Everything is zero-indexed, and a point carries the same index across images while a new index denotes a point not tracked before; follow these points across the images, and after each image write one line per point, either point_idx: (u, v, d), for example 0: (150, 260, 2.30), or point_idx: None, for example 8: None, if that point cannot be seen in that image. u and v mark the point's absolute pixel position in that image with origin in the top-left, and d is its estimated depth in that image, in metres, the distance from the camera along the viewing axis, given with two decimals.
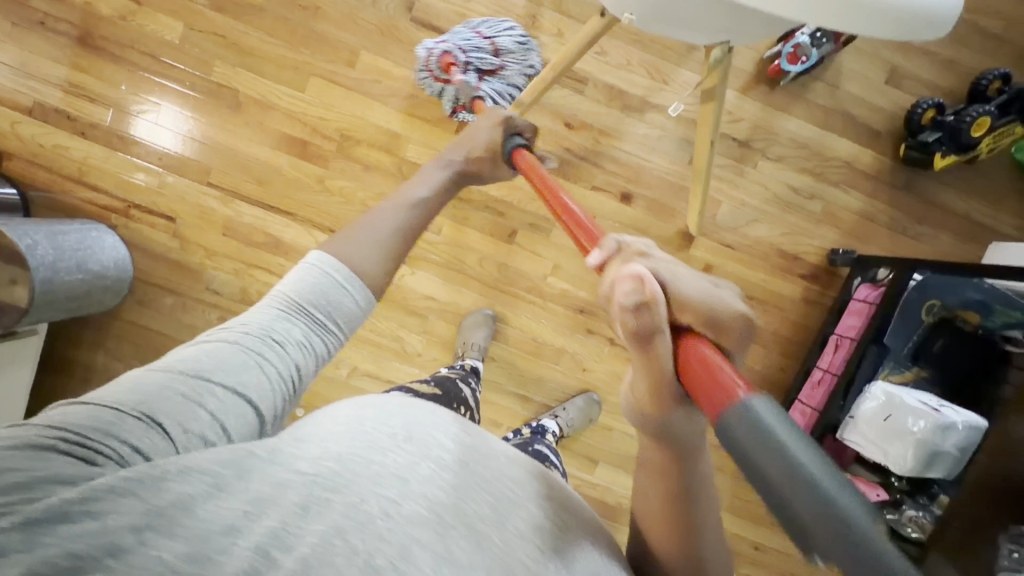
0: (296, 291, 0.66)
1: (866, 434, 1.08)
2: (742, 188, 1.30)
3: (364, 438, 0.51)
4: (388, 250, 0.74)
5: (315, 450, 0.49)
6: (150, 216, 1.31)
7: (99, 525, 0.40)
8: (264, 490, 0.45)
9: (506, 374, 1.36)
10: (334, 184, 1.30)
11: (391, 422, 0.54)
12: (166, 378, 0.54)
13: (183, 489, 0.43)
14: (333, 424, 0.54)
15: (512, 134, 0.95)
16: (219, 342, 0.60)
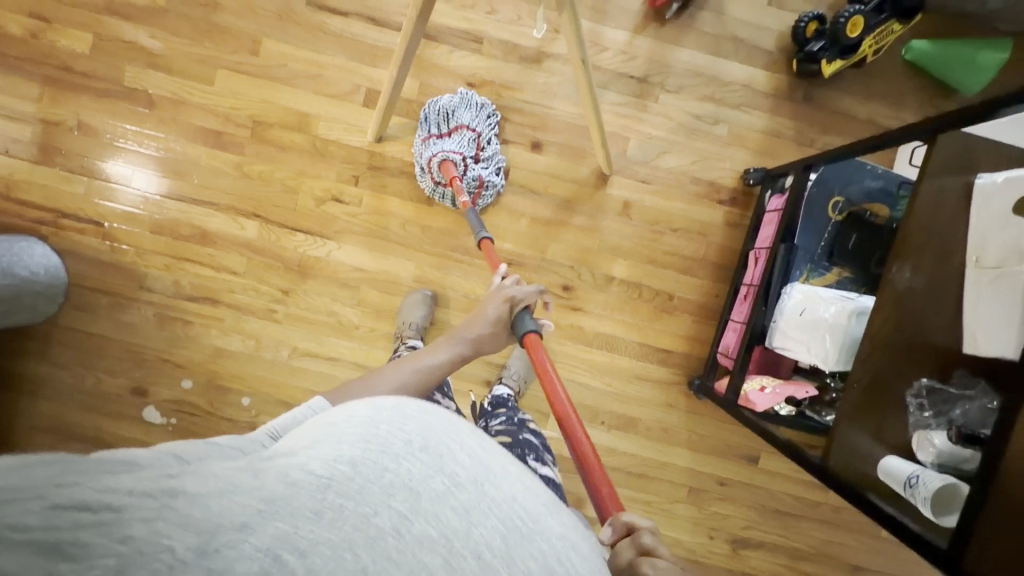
0: (300, 429, 0.52)
1: (788, 333, 1.08)
2: (646, 121, 1.34)
3: (380, 439, 0.38)
4: (378, 417, 0.65)
5: (328, 449, 0.38)
6: (78, 223, 1.35)
7: (114, 517, 0.30)
8: (275, 489, 0.34)
9: (445, 337, 1.37)
10: (253, 168, 1.35)
11: (418, 424, 0.41)
12: (180, 442, 0.42)
13: (200, 488, 0.34)
14: (349, 418, 0.41)
15: (522, 313, 0.95)
16: (225, 439, 0.47)
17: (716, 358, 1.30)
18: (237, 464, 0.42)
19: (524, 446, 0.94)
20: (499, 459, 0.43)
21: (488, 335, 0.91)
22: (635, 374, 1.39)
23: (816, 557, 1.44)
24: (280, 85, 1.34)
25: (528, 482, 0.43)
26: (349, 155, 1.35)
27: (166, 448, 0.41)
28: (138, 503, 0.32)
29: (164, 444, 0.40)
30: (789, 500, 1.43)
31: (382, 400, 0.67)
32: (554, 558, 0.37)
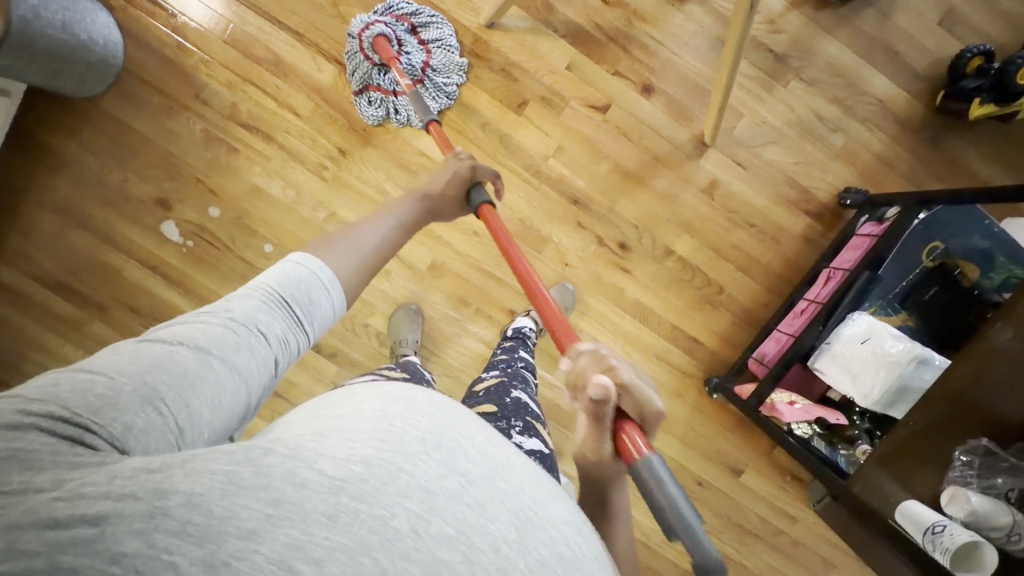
0: (279, 281, 0.60)
1: (840, 356, 1.05)
2: (766, 104, 1.25)
3: (391, 440, 0.44)
4: (366, 264, 0.69)
5: (340, 447, 0.42)
6: (152, 5, 1.25)
7: (98, 532, 0.34)
8: (284, 491, 0.38)
9: (486, 252, 1.32)
10: (350, 12, 1.25)
11: (421, 425, 0.46)
12: (158, 353, 0.49)
13: (191, 487, 0.37)
14: (358, 415, 0.46)
15: (478, 186, 0.92)
16: (201, 325, 0.53)
17: (745, 364, 1.26)
18: (220, 359, 0.51)
19: (509, 415, 0.82)
20: (506, 455, 0.49)
21: (442, 195, 0.88)
22: (657, 353, 1.35)
23: None
24: None
25: (541, 477, 0.49)
26: (453, 32, 1.25)
27: (149, 363, 0.48)
28: (120, 517, 0.35)
29: (150, 352, 0.49)
30: (756, 521, 1.44)
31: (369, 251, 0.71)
32: (563, 543, 0.44)
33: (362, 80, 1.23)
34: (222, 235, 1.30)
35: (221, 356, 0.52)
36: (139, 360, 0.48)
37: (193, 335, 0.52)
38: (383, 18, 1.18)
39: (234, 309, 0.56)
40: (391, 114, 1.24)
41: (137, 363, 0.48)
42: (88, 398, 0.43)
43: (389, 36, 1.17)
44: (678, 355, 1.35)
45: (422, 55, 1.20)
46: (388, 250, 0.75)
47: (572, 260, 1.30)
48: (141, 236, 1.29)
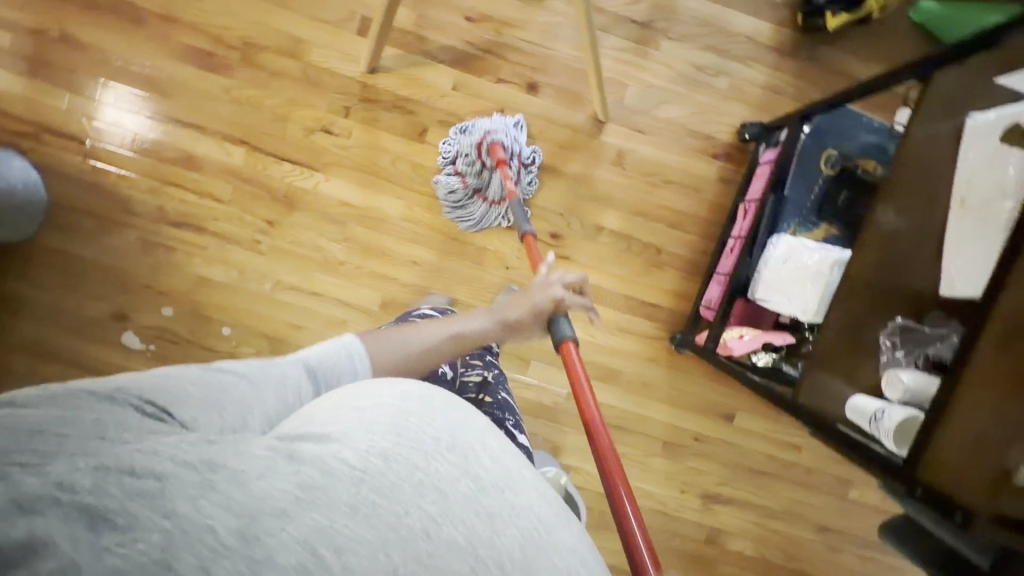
0: (323, 352, 0.66)
1: (770, 282, 1.08)
2: (647, 69, 1.32)
3: (410, 436, 0.49)
4: (414, 366, 0.74)
5: (362, 439, 0.47)
6: (61, 139, 1.32)
7: (159, 487, 0.39)
8: (313, 477, 0.42)
9: (431, 277, 1.36)
10: (243, 93, 1.32)
11: (435, 424, 0.51)
12: (215, 372, 0.55)
13: (238, 466, 0.42)
14: (378, 407, 0.52)
15: (560, 320, 0.98)
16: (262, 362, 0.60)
17: (698, 314, 1.30)
18: (267, 397, 0.56)
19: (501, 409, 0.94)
20: (512, 463, 0.53)
21: (519, 316, 0.91)
22: (619, 326, 1.39)
23: (786, 518, 1.47)
24: (275, 9, 1.30)
25: (543, 490, 0.53)
26: (342, 86, 1.31)
27: (211, 375, 0.54)
28: (182, 476, 0.40)
29: (214, 376, 0.54)
30: (762, 460, 1.45)
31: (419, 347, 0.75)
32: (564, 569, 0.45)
33: (472, 188, 1.31)
34: (183, 331, 1.35)
35: (270, 392, 0.56)
36: (205, 380, 0.53)
37: (247, 370, 0.57)
38: (495, 125, 1.26)
39: (287, 359, 0.63)
40: (477, 210, 1.32)
41: (200, 374, 0.54)
42: (164, 390, 0.49)
43: (505, 143, 1.26)
44: (639, 322, 1.39)
45: (516, 161, 1.29)
46: (449, 350, 0.80)
47: (513, 262, 1.36)
48: (108, 353, 1.34)
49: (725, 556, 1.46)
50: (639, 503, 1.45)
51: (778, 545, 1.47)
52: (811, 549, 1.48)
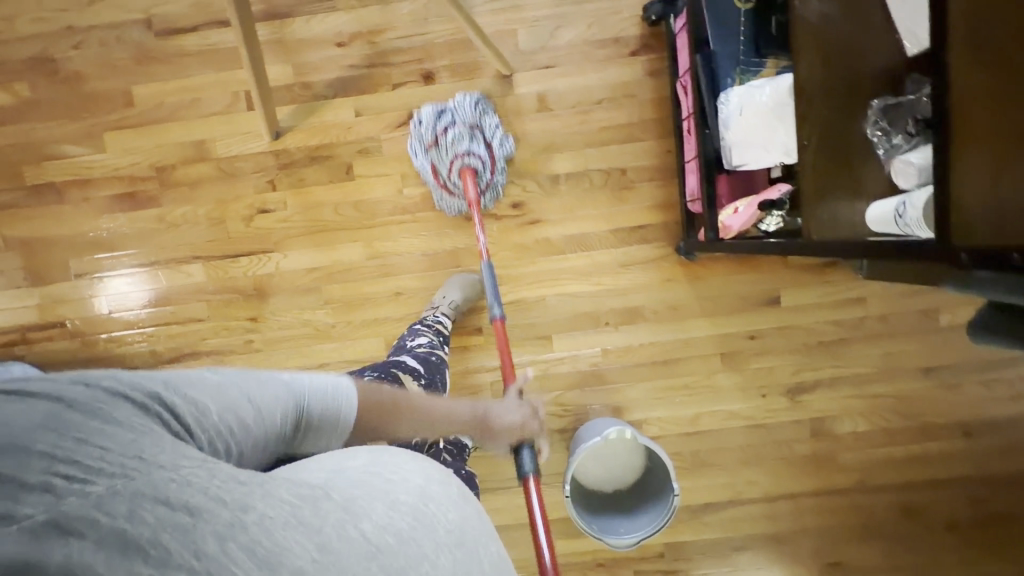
0: (319, 391, 0.61)
1: (738, 139, 0.99)
2: (527, 6, 1.25)
3: (426, 519, 0.49)
4: None
5: (382, 513, 0.47)
6: (43, 331, 1.36)
7: (192, 522, 0.40)
8: (332, 541, 0.43)
9: (421, 300, 1.32)
10: (176, 215, 1.32)
11: (449, 514, 0.52)
12: (221, 391, 0.53)
13: (265, 511, 0.43)
14: (403, 484, 0.52)
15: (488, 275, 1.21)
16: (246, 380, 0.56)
17: (689, 213, 1.20)
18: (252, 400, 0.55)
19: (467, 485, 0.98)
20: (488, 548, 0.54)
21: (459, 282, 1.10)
22: (620, 263, 1.31)
23: (882, 376, 1.34)
24: (166, 125, 1.30)
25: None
26: (258, 165, 1.30)
27: (225, 401, 0.52)
28: (214, 513, 0.41)
29: (207, 377, 0.54)
30: (829, 329, 1.33)
31: None
32: None
33: None
34: None
35: (253, 399, 0.55)
36: (204, 381, 0.53)
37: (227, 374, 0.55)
38: None
39: (272, 376, 0.59)
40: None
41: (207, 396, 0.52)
42: (178, 404, 0.49)
43: None
44: (638, 249, 1.31)
45: None
46: None
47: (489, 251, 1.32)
48: None
49: (836, 440, 1.35)
50: (724, 427, 1.35)
51: (886, 407, 1.34)
52: (923, 397, 1.34)
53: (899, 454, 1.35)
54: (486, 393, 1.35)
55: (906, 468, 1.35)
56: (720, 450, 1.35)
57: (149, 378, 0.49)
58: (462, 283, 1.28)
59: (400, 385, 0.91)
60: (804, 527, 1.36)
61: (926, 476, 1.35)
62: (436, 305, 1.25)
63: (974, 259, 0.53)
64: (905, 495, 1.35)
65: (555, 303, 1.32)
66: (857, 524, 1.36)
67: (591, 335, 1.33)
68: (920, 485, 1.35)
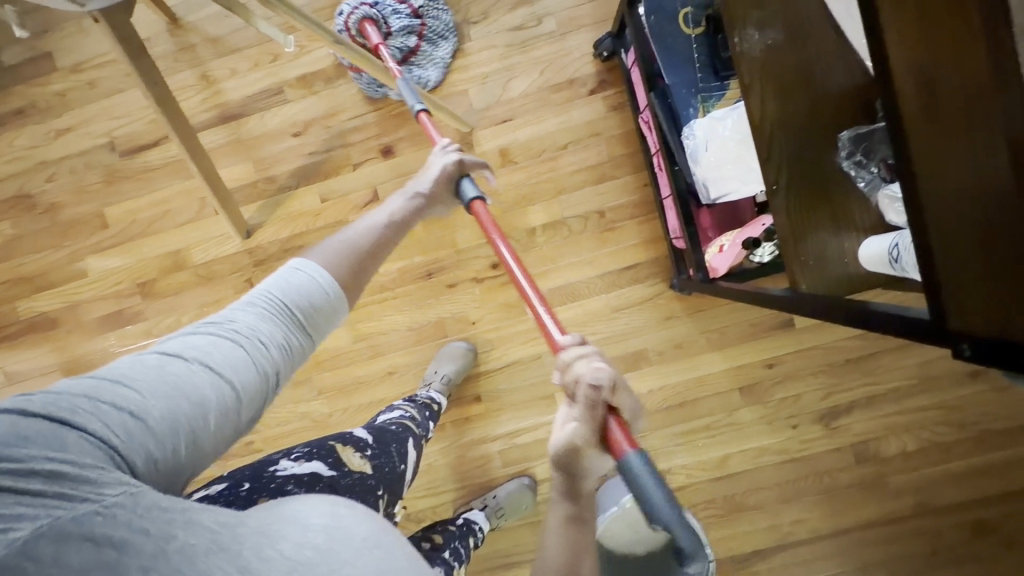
0: (294, 291, 0.60)
1: (710, 175, 0.91)
2: (474, 64, 1.23)
3: (341, 531, 0.45)
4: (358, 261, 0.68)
5: (297, 530, 0.45)
6: None
7: (116, 557, 0.40)
8: (252, 565, 0.42)
9: (414, 377, 1.27)
10: (160, 326, 1.30)
11: (363, 526, 0.47)
12: (167, 366, 0.50)
13: (186, 537, 0.42)
14: (314, 504, 0.48)
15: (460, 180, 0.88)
16: (217, 339, 0.54)
17: (676, 249, 1.12)
18: (197, 361, 0.52)
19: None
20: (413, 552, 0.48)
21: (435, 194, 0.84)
22: (614, 307, 1.24)
23: (922, 386, 1.21)
24: (143, 239, 1.31)
25: None
26: (233, 266, 1.29)
27: (169, 386, 0.49)
28: (139, 546, 0.41)
29: (131, 360, 0.51)
30: (852, 344, 1.22)
31: (353, 241, 0.69)
32: None
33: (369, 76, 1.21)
34: None
35: (194, 358, 0.52)
36: (120, 366, 0.49)
37: (174, 344, 0.53)
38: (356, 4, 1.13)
39: (242, 323, 0.56)
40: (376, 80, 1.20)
41: (162, 379, 0.49)
42: (96, 398, 0.46)
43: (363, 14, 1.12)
44: (632, 290, 1.23)
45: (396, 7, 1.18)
46: (374, 250, 0.70)
47: (476, 316, 1.26)
48: None
49: (884, 463, 1.22)
50: (756, 465, 1.24)
51: (935, 419, 1.21)
52: (973, 402, 1.21)
53: (959, 469, 1.21)
54: (496, 463, 1.27)
55: (970, 483, 1.21)
56: (757, 491, 1.24)
57: (94, 383, 0.47)
58: (452, 353, 1.22)
59: (336, 462, 0.75)
60: (867, 564, 1.22)
61: (995, 490, 1.20)
62: (429, 380, 1.19)
63: (976, 351, 0.46)
64: (975, 514, 1.21)
65: (552, 359, 1.25)
66: (929, 554, 1.21)
67: None
68: (989, 500, 1.20)
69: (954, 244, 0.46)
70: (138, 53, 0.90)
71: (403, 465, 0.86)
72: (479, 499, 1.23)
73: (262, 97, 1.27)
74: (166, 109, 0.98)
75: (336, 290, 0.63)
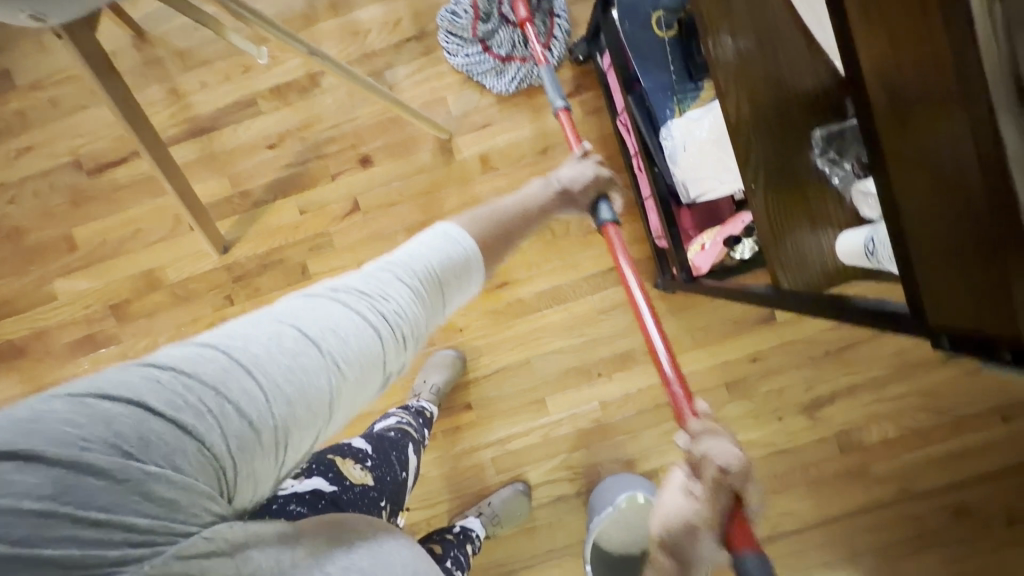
0: (433, 262, 0.62)
1: (689, 175, 0.93)
2: (450, 71, 1.23)
3: (384, 558, 0.51)
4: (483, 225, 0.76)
5: (345, 556, 0.49)
6: None
7: None
8: None
9: (403, 388, 1.25)
10: (136, 349, 1.26)
11: (399, 556, 0.52)
12: (303, 352, 0.48)
13: (260, 559, 0.43)
14: (355, 531, 0.52)
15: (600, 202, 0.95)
16: (358, 319, 0.53)
17: (659, 249, 1.14)
18: (331, 352, 0.50)
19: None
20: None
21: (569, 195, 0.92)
22: (600, 309, 1.25)
23: (900, 374, 1.25)
24: (115, 260, 1.27)
25: None
26: (210, 284, 1.26)
27: (304, 375, 0.47)
28: (221, 570, 0.41)
29: (266, 335, 0.48)
30: (832, 335, 1.25)
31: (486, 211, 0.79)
32: None
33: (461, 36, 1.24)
34: None
35: (330, 346, 0.50)
36: (257, 347, 0.47)
37: (309, 323, 0.50)
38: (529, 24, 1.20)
39: (384, 307, 0.55)
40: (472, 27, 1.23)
41: (293, 370, 0.47)
42: (229, 392, 0.44)
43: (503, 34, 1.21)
44: (617, 292, 1.24)
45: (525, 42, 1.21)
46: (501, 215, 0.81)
47: (463, 324, 1.26)
48: None
49: (867, 450, 1.25)
50: (746, 459, 1.26)
51: (913, 405, 1.25)
52: (948, 387, 1.25)
53: (939, 453, 1.25)
54: (489, 471, 1.27)
55: (950, 466, 1.25)
56: None
57: (226, 364, 0.45)
58: (441, 362, 1.22)
59: (337, 476, 0.75)
60: (856, 551, 1.25)
61: (973, 472, 1.24)
62: (418, 391, 1.18)
63: (954, 342, 0.48)
64: (955, 495, 1.24)
65: (541, 364, 1.25)
66: (914, 537, 1.25)
67: (585, 390, 1.26)
68: (968, 481, 1.24)
69: (929, 241, 0.48)
70: (106, 71, 0.87)
71: (402, 474, 0.87)
72: (474, 507, 1.22)
73: (234, 110, 1.24)
74: (137, 129, 0.95)
75: (474, 259, 0.66)
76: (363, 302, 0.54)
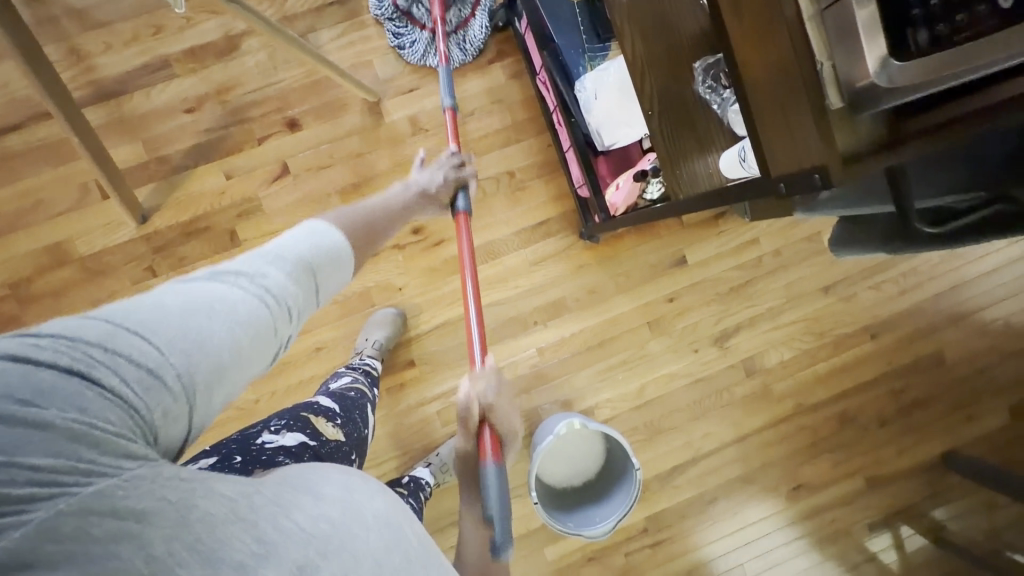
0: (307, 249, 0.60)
1: (602, 122, 1.04)
2: (375, 36, 1.26)
3: (355, 507, 0.45)
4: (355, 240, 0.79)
5: (313, 503, 0.43)
6: None
7: (140, 528, 0.37)
8: (269, 532, 0.40)
9: (344, 349, 1.26)
10: None
11: (378, 502, 0.47)
12: (190, 327, 0.46)
13: (207, 504, 0.39)
14: (324, 483, 0.46)
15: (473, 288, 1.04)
16: (238, 289, 0.51)
17: (581, 200, 1.24)
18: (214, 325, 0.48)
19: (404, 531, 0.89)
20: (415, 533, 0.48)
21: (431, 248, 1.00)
22: (532, 260, 1.33)
23: (790, 304, 1.44)
24: (13, 235, 1.17)
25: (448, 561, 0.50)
26: (128, 255, 1.19)
27: (192, 345, 0.46)
28: (161, 513, 0.38)
29: (155, 307, 0.46)
30: (733, 274, 1.42)
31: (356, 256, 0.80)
32: None
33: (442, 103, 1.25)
34: None
35: (214, 326, 0.47)
36: (150, 321, 0.44)
37: (195, 300, 0.48)
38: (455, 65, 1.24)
39: (271, 282, 0.54)
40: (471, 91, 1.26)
41: (183, 330, 0.46)
42: (93, 359, 0.40)
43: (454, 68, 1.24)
44: (547, 244, 1.34)
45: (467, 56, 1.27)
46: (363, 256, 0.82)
47: (402, 282, 1.29)
48: None
49: (768, 373, 1.44)
50: (669, 389, 1.40)
51: (801, 330, 1.45)
52: (828, 313, 1.46)
53: (823, 370, 1.46)
54: (436, 424, 1.31)
55: (833, 380, 1.46)
56: (672, 413, 1.40)
57: (111, 330, 0.42)
58: (382, 320, 1.24)
59: (314, 432, 0.76)
60: (765, 463, 1.43)
61: (851, 384, 1.47)
62: (361, 349, 1.20)
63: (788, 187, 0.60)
64: (839, 405, 1.46)
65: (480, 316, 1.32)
66: (809, 445, 1.45)
67: (523, 338, 1.34)
68: (848, 392, 1.46)
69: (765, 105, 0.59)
70: (11, 22, 0.84)
71: (366, 431, 0.88)
72: (423, 459, 1.26)
73: (145, 72, 1.20)
74: (41, 79, 0.91)
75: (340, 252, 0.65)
76: (243, 279, 0.53)
